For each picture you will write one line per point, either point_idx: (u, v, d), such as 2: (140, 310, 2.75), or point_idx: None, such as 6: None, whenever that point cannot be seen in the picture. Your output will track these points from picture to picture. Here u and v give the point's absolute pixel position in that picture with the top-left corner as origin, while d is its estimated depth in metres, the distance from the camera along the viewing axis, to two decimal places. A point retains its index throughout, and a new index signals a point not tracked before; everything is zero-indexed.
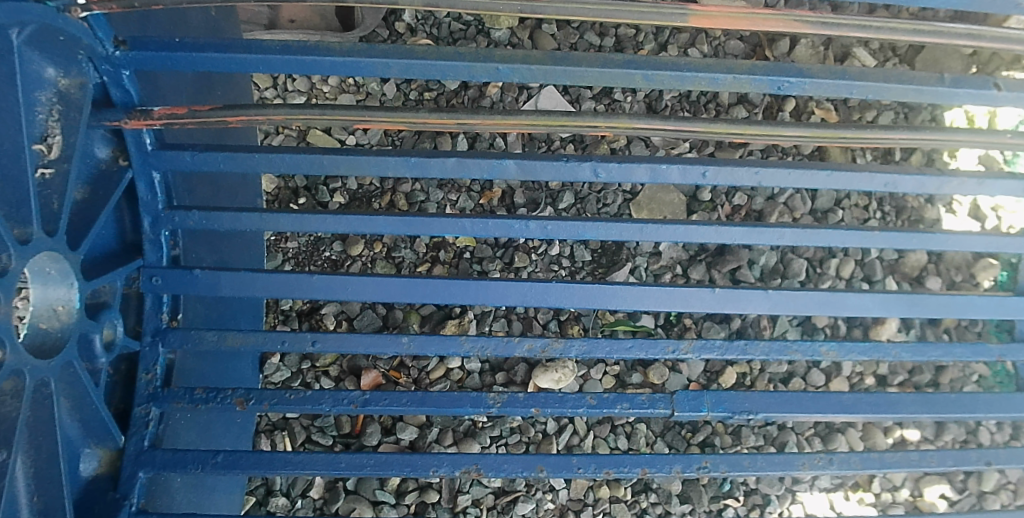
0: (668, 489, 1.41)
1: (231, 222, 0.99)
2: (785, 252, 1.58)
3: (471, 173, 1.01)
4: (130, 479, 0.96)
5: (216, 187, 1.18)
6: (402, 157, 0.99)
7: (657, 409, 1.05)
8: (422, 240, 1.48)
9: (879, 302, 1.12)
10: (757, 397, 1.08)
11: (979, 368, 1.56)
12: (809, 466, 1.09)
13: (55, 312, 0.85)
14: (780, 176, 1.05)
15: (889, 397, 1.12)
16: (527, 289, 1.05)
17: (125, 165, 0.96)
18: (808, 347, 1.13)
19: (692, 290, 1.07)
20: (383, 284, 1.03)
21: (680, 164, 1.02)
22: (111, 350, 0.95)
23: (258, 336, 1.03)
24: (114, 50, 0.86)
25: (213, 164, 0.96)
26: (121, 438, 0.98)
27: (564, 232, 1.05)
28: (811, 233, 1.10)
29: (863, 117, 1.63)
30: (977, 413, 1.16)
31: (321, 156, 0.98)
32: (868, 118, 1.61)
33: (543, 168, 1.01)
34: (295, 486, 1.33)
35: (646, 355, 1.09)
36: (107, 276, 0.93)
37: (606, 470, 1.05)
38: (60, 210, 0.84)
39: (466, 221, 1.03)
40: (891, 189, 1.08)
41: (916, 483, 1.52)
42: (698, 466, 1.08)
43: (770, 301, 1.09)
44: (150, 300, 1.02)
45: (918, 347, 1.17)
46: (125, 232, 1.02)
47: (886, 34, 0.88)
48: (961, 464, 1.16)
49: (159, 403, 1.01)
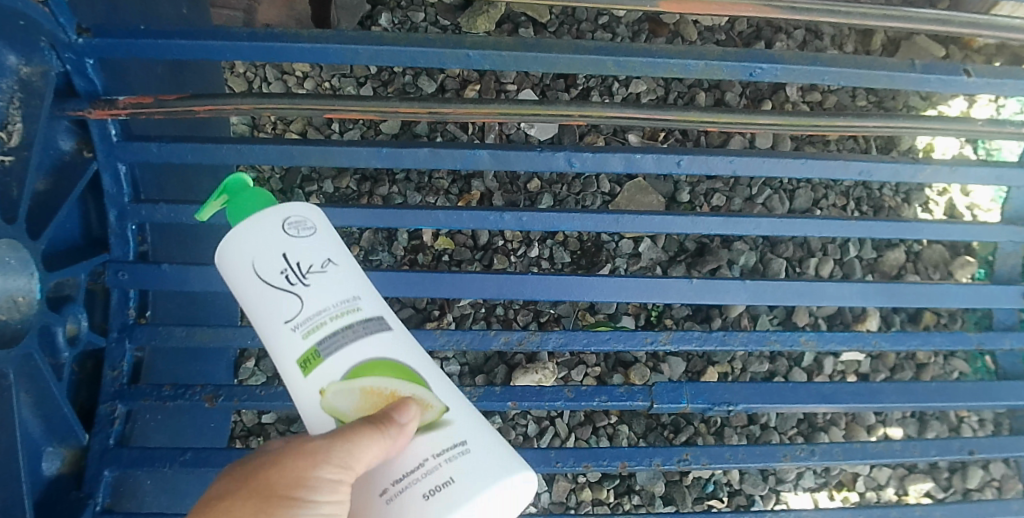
0: (651, 490, 1.39)
1: (200, 215, 0.98)
2: (765, 252, 1.58)
3: (444, 163, 1.00)
4: (95, 478, 0.95)
5: (189, 184, 1.16)
6: (373, 148, 0.98)
7: (636, 401, 1.05)
8: (401, 243, 1.46)
9: (858, 292, 1.13)
10: (736, 388, 1.08)
11: (959, 363, 1.56)
12: (791, 458, 1.09)
13: (14, 302, 0.82)
14: (756, 164, 1.05)
15: (871, 386, 1.13)
16: (502, 282, 1.04)
17: (90, 157, 0.95)
18: (787, 337, 1.11)
19: (669, 282, 1.06)
20: None
21: (655, 153, 1.02)
22: (75, 344, 0.93)
23: (228, 332, 1.02)
24: (77, 38, 0.85)
25: (180, 156, 0.95)
26: (85, 436, 0.96)
27: (539, 223, 1.05)
28: (787, 222, 1.12)
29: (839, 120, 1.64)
30: (958, 402, 1.16)
31: (292, 148, 0.97)
32: None
33: (517, 158, 1.00)
34: None
35: (624, 346, 1.08)
36: (72, 268, 0.90)
37: (585, 463, 1.06)
38: (20, 197, 0.82)
39: (440, 213, 1.02)
40: (866, 177, 1.11)
41: (901, 482, 1.51)
42: (678, 459, 1.07)
43: (747, 291, 1.09)
44: (116, 295, 1.00)
45: (897, 336, 1.16)
46: (91, 227, 0.99)
47: (856, 18, 0.89)
48: (945, 454, 1.15)
49: (126, 400, 0.98)
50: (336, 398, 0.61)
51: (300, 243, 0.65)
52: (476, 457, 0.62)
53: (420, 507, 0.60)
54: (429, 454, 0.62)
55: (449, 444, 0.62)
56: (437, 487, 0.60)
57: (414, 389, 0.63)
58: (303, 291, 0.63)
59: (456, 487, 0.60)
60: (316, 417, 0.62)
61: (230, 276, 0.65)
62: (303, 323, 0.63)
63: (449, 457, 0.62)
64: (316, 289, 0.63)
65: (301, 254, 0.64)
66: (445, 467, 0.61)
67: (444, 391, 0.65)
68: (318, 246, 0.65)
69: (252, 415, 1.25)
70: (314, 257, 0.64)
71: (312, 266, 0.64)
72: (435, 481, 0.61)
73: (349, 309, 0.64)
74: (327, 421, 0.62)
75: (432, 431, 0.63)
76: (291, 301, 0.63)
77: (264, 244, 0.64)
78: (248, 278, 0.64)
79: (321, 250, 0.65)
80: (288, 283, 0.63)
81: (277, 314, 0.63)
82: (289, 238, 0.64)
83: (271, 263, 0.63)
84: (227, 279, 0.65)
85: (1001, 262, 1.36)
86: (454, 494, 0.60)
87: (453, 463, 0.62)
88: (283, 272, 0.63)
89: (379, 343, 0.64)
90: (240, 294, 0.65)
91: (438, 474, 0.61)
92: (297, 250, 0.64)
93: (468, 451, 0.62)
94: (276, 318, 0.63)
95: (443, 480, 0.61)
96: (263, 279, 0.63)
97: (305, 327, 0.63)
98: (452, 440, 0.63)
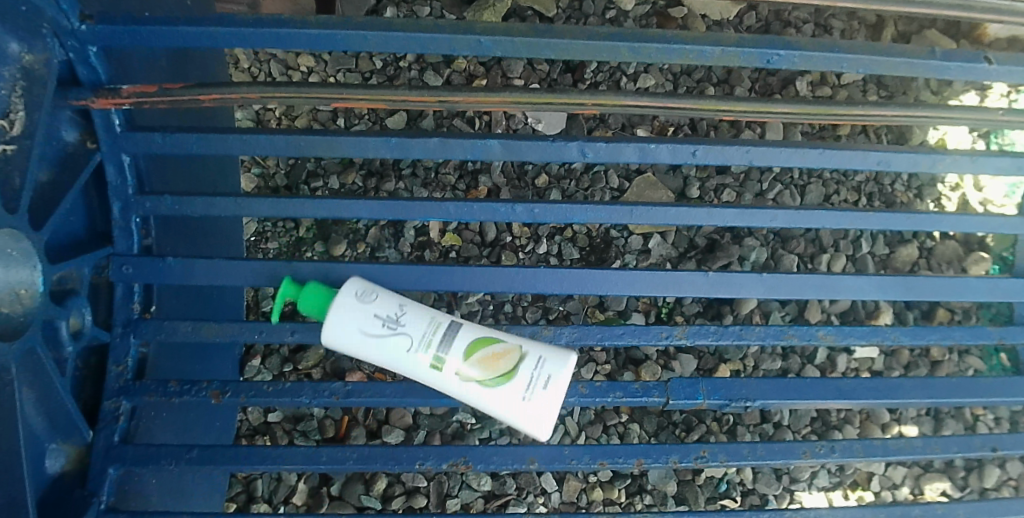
0: (663, 490, 1.36)
1: (205, 207, 0.96)
2: (776, 248, 1.56)
3: (454, 154, 0.98)
4: (100, 476, 0.93)
5: (195, 177, 1.15)
6: (382, 138, 0.96)
7: (652, 397, 1.03)
8: (408, 239, 1.42)
9: (875, 285, 1.11)
10: (754, 383, 1.05)
11: (973, 361, 1.54)
12: (811, 455, 1.07)
13: (16, 296, 0.81)
14: (771, 155, 1.04)
15: (891, 382, 1.10)
16: (513, 275, 1.02)
17: (94, 148, 0.94)
18: (805, 331, 1.09)
19: (685, 274, 1.04)
20: (365, 272, 0.99)
21: (669, 143, 1.00)
22: (79, 339, 0.91)
23: (234, 326, 1.00)
24: (81, 25, 0.84)
25: (185, 146, 0.93)
26: (90, 433, 0.95)
27: (552, 216, 1.03)
28: (805, 214, 1.09)
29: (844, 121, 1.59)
30: (980, 398, 1.14)
31: (298, 138, 0.96)
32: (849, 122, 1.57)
33: (530, 148, 0.98)
34: (277, 493, 1.23)
35: (640, 342, 1.05)
36: (75, 261, 0.89)
37: (600, 461, 1.03)
38: (22, 186, 0.80)
39: (450, 204, 1.00)
40: (884, 168, 1.09)
41: (917, 481, 1.48)
42: (695, 456, 1.05)
43: (765, 285, 1.06)
44: (120, 289, 0.98)
45: (917, 330, 1.14)
46: (95, 220, 0.98)
47: (875, 3, 0.87)
48: (967, 451, 1.13)
49: (130, 397, 0.96)
50: (469, 374, 0.91)
51: (380, 301, 0.93)
52: (551, 356, 0.92)
53: (548, 396, 0.89)
54: (526, 369, 0.91)
55: (533, 358, 0.91)
56: (546, 382, 0.90)
57: (504, 342, 0.93)
58: (403, 329, 0.91)
59: (556, 376, 0.90)
60: (467, 390, 0.91)
61: (348, 351, 0.92)
62: (417, 345, 0.91)
63: (540, 365, 0.91)
64: (411, 323, 0.92)
65: (385, 307, 0.92)
66: (543, 371, 0.91)
67: (512, 335, 0.94)
68: (390, 299, 0.93)
69: (258, 414, 1.24)
70: (392, 307, 0.92)
71: (393, 312, 0.92)
72: (542, 380, 0.90)
73: (437, 324, 0.92)
74: (474, 390, 0.91)
75: (526, 358, 0.92)
76: (404, 337, 0.91)
77: (358, 312, 0.92)
78: (364, 343, 0.91)
79: (393, 300, 0.93)
80: (391, 329, 0.91)
81: (399, 350, 0.91)
82: (369, 303, 0.93)
83: (366, 322, 0.92)
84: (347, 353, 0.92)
85: (1020, 257, 1.33)
86: (556, 382, 0.90)
87: (546, 366, 0.91)
88: (383, 323, 0.92)
89: (469, 334, 0.92)
90: (366, 357, 0.92)
91: (539, 378, 0.90)
92: (382, 304, 0.93)
93: (546, 357, 0.92)
94: (398, 356, 0.91)
95: (547, 380, 0.90)
96: (372, 337, 0.91)
97: (422, 346, 0.91)
98: (535, 357, 0.92)
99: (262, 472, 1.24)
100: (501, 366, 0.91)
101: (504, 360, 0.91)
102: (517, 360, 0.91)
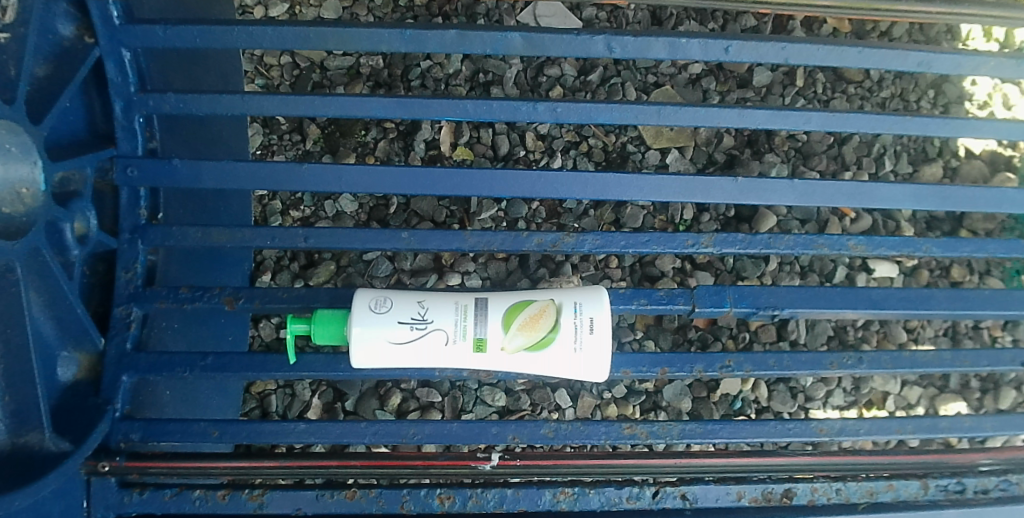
0: (678, 407, 1.30)
1: (211, 105, 0.92)
2: (797, 165, 1.44)
3: (473, 48, 0.93)
4: (113, 384, 0.92)
5: (197, 80, 1.10)
6: (396, 30, 0.91)
7: (677, 305, 1.01)
8: (417, 153, 1.31)
9: (909, 194, 1.07)
10: (782, 293, 1.03)
11: (994, 283, 1.46)
12: (839, 366, 1.05)
13: (19, 195, 0.76)
14: (808, 53, 0.98)
15: (921, 293, 1.08)
16: (535, 179, 0.99)
17: (91, 44, 0.88)
18: (835, 241, 1.07)
19: (712, 180, 1.01)
20: (382, 175, 0.96)
21: (701, 38, 0.95)
22: (85, 243, 0.88)
23: (245, 232, 0.97)
24: None
25: (190, 39, 0.89)
26: (101, 341, 0.93)
27: (575, 115, 0.99)
28: (840, 117, 1.04)
29: (877, 29, 1.45)
30: (1013, 311, 1.11)
31: (306, 30, 0.91)
32: (882, 28, 1.43)
33: (552, 42, 0.94)
34: (291, 408, 1.21)
35: (664, 249, 1.03)
36: (75, 160, 0.85)
37: (624, 370, 1.01)
38: (17, 78, 0.75)
39: (468, 101, 0.96)
40: (925, 69, 1.02)
41: (932, 401, 1.42)
42: (720, 365, 1.03)
43: (796, 191, 1.03)
44: (126, 194, 0.96)
45: (949, 242, 1.11)
46: (95, 122, 0.94)
47: None
48: (995, 365, 1.11)
49: (140, 303, 0.95)
50: (515, 344, 0.91)
51: (399, 310, 0.91)
52: (586, 299, 0.93)
53: (596, 340, 0.91)
54: (569, 317, 0.91)
55: (573, 310, 0.92)
56: (590, 327, 0.91)
57: (535, 301, 0.92)
58: (432, 323, 0.90)
59: (599, 314, 0.91)
60: (521, 359, 0.91)
61: (382, 360, 0.90)
62: (455, 334, 0.90)
63: (579, 311, 0.92)
64: (437, 316, 0.91)
65: (408, 311, 0.91)
66: (584, 315, 0.91)
67: (540, 291, 0.94)
68: (409, 302, 0.91)
69: (270, 329, 1.19)
70: (414, 310, 0.91)
71: (416, 313, 0.91)
72: (586, 324, 0.91)
73: (464, 308, 0.91)
74: (526, 357, 0.91)
75: (563, 308, 0.92)
76: (437, 331, 0.90)
77: (386, 330, 0.90)
78: (398, 350, 0.90)
79: (410, 300, 0.92)
80: (422, 329, 0.90)
81: (436, 346, 0.90)
82: (391, 315, 0.90)
83: (395, 331, 0.90)
84: (380, 357, 0.90)
85: None
86: (601, 322, 0.91)
87: (587, 312, 0.91)
88: (414, 327, 0.90)
89: (501, 307, 0.92)
90: (402, 356, 0.90)
91: (585, 324, 0.91)
92: (403, 311, 0.91)
93: (581, 301, 0.92)
94: (437, 350, 0.90)
95: (592, 326, 0.91)
96: (407, 342, 0.90)
97: (459, 335, 0.90)
98: (571, 303, 0.92)
99: (275, 387, 1.22)
100: (542, 326, 0.91)
101: (543, 319, 0.91)
102: (556, 314, 0.91)
